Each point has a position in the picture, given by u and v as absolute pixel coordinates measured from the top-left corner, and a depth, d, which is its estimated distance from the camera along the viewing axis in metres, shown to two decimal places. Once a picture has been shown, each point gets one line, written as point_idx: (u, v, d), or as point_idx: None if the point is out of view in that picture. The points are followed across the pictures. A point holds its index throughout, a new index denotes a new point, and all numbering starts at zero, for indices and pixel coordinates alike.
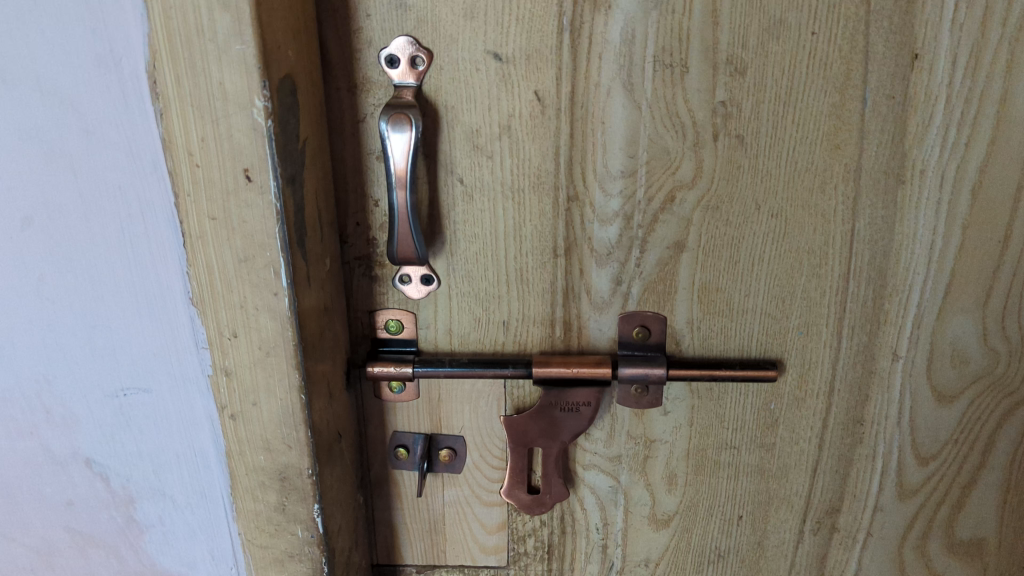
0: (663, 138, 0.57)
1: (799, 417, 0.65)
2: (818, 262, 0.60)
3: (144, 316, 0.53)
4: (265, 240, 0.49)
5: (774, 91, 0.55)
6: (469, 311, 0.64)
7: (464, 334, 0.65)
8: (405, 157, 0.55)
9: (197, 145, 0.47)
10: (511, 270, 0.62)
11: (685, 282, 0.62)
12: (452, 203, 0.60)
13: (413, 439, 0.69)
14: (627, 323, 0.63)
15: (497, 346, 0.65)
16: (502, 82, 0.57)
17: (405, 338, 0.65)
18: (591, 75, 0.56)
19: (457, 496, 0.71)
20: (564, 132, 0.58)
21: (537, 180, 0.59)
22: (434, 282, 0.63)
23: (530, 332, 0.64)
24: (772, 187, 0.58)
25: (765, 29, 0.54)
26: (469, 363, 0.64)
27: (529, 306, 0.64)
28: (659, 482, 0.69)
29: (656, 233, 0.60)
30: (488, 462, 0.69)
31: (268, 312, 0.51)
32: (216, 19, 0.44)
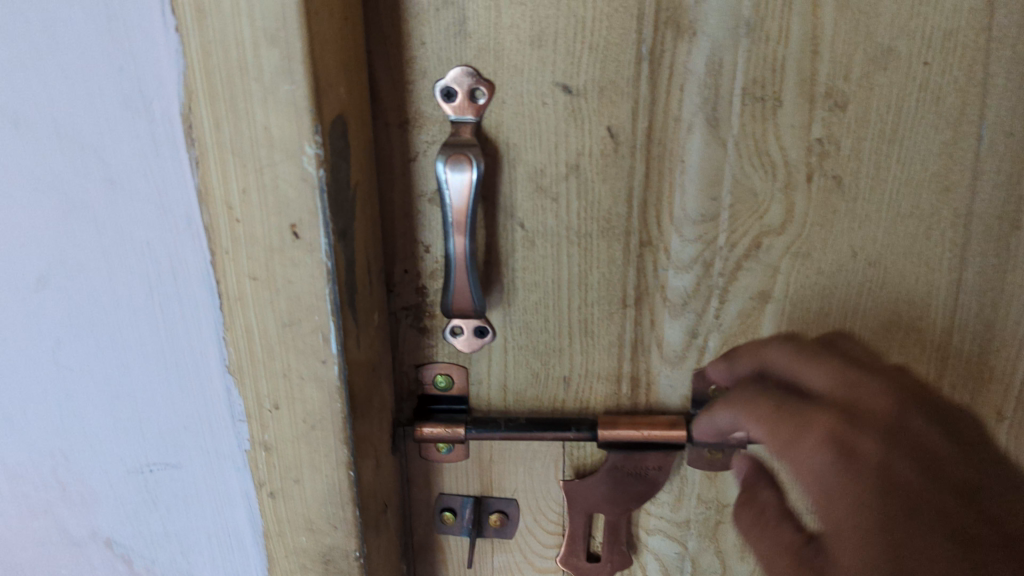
0: (751, 178, 0.51)
1: None
2: (919, 315, 0.54)
3: (175, 384, 0.47)
4: (313, 303, 0.43)
5: (879, 128, 0.49)
6: (526, 365, 0.58)
7: (519, 390, 0.59)
8: (467, 206, 0.50)
9: (238, 196, 0.41)
10: (575, 321, 0.56)
11: (768, 335, 0.56)
12: (512, 249, 0.55)
13: (461, 502, 0.63)
14: (701, 379, 0.57)
15: (556, 404, 0.59)
16: (571, 117, 0.51)
17: (455, 394, 0.59)
18: (671, 109, 0.50)
19: (508, 563, 0.65)
20: (638, 172, 0.52)
21: (606, 225, 0.53)
22: (488, 335, 0.56)
23: (594, 389, 0.58)
24: (870, 233, 0.52)
25: (870, 59, 0.48)
26: (527, 424, 0.58)
27: (593, 360, 0.57)
28: (731, 548, 0.63)
29: (738, 282, 0.54)
30: (544, 527, 0.63)
31: (314, 382, 0.44)
32: (262, 55, 0.38)
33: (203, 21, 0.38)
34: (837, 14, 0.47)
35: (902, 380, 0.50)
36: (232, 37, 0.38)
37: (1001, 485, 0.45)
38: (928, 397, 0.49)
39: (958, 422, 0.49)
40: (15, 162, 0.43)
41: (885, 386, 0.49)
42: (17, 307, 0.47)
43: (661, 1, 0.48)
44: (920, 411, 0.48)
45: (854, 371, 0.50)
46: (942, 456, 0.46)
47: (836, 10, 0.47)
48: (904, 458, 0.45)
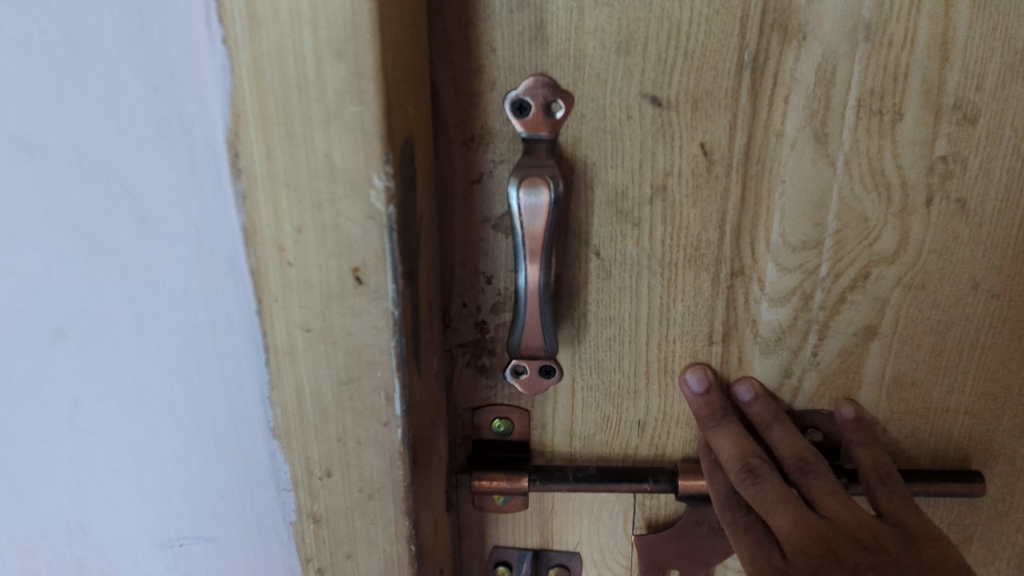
0: (861, 201, 0.45)
1: (998, 532, 0.53)
2: None
3: (213, 455, 0.44)
4: (375, 357, 0.37)
5: (1013, 144, 0.43)
6: (596, 409, 0.52)
7: (588, 436, 0.52)
8: (542, 227, 0.43)
9: (291, 237, 0.34)
10: (654, 358, 0.50)
11: (871, 375, 0.50)
12: (585, 280, 0.48)
13: (518, 555, 0.56)
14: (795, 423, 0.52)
15: (628, 450, 0.53)
16: (659, 132, 0.44)
17: (516, 441, 0.53)
18: (773, 123, 0.44)
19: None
20: (733, 193, 0.46)
21: (694, 253, 0.47)
22: (556, 374, 0.49)
23: (672, 434, 0.52)
24: (995, 262, 0.46)
25: (1007, 66, 0.42)
26: (598, 475, 0.51)
27: (673, 403, 0.51)
28: None
29: (841, 316, 0.48)
30: None
31: (374, 447, 0.39)
32: (326, 70, 0.31)
33: (255, 30, 0.31)
34: (973, 14, 0.41)
35: (861, 520, 0.45)
36: (289, 50, 0.31)
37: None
38: (891, 528, 0.46)
39: (933, 550, 0.46)
40: (27, 193, 0.38)
41: (831, 531, 0.45)
42: (29, 361, 0.42)
43: (768, 1, 0.41)
44: (862, 555, 0.44)
45: (799, 513, 0.45)
46: None
47: (972, 10, 0.41)
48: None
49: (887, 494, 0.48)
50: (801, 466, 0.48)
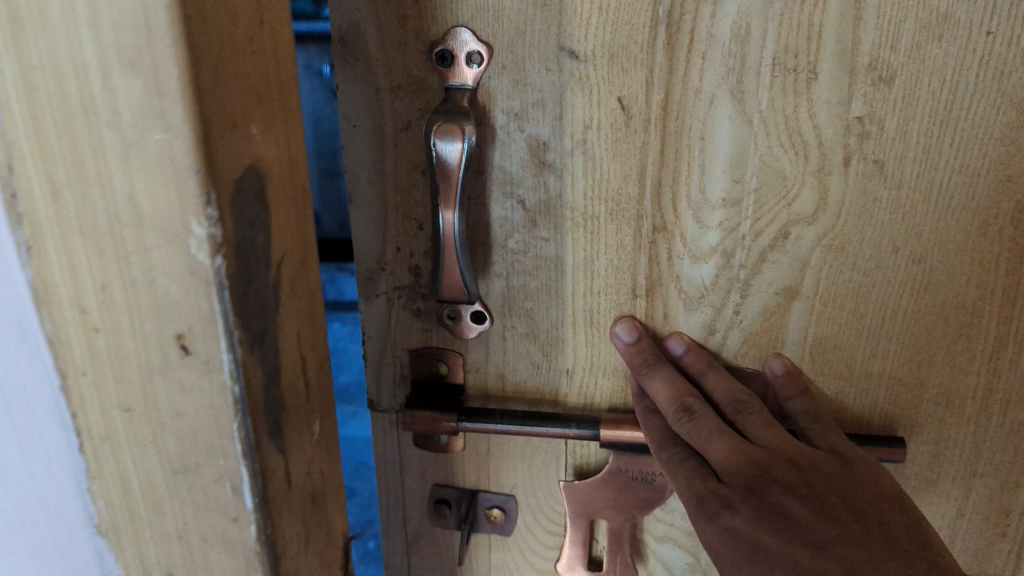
0: (779, 159, 0.45)
1: (928, 502, 0.53)
2: (969, 320, 0.48)
3: (26, 557, 0.38)
4: (214, 443, 0.32)
5: (930, 106, 0.43)
6: (526, 355, 0.53)
7: (519, 382, 0.54)
8: (458, 170, 0.45)
9: (96, 298, 0.30)
10: (580, 310, 0.51)
11: (794, 336, 0.50)
12: (511, 229, 0.50)
13: (456, 494, 0.59)
14: None
15: (558, 398, 0.54)
16: (577, 85, 0.45)
17: (452, 384, 0.55)
18: (690, 80, 0.45)
19: (506, 561, 0.61)
20: (652, 149, 0.47)
21: (614, 207, 0.48)
22: (486, 320, 0.52)
23: (600, 384, 0.54)
24: (915, 227, 0.46)
25: (922, 27, 0.41)
26: (525, 418, 0.53)
27: (600, 354, 0.53)
28: None
29: (761, 275, 0.49)
30: (544, 528, 0.59)
31: (221, 545, 0.35)
32: (118, 82, 0.27)
33: (21, 37, 0.27)
34: None
35: (794, 448, 0.46)
36: (67, 62, 0.27)
37: (904, 529, 0.44)
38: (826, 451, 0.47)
39: (866, 467, 0.46)
40: None
41: (764, 457, 0.46)
42: None
43: None
44: (793, 473, 0.45)
45: (734, 443, 0.46)
46: (842, 520, 0.44)
47: None
48: (776, 531, 0.44)
49: (817, 429, 0.49)
50: (738, 406, 0.49)
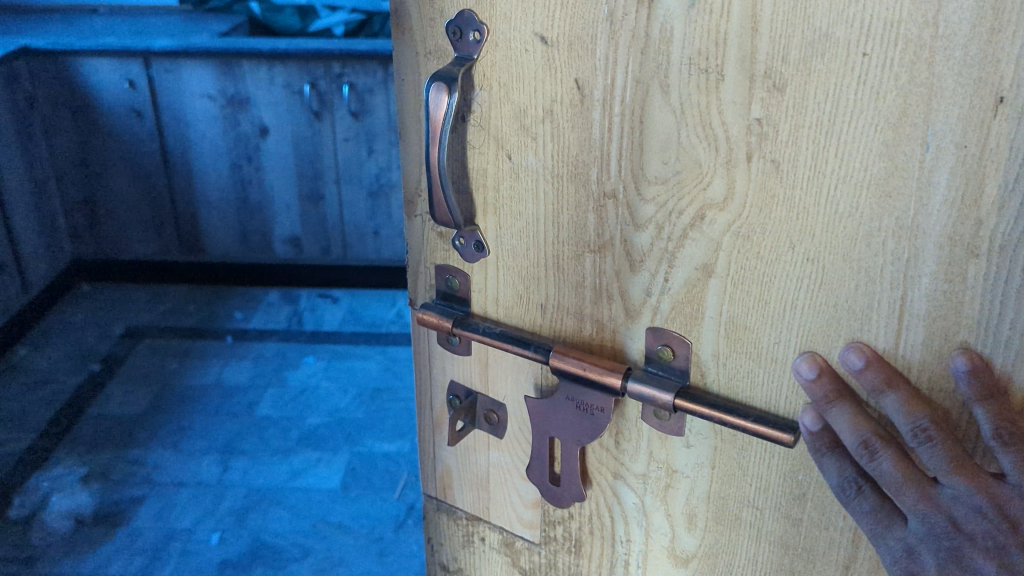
0: (695, 149, 0.52)
1: (830, 498, 0.58)
2: (859, 324, 0.52)
3: None
4: None
5: (816, 117, 0.48)
6: (513, 286, 0.65)
7: (508, 307, 0.66)
8: (440, 118, 0.57)
9: None
10: (549, 255, 0.62)
11: (711, 310, 0.57)
12: (502, 177, 0.61)
13: (464, 391, 0.72)
14: (654, 338, 0.60)
15: (536, 326, 0.66)
16: (546, 65, 0.56)
17: (461, 298, 0.68)
18: (631, 71, 0.53)
19: (501, 461, 0.73)
20: (603, 126, 0.55)
21: (574, 171, 0.58)
22: (485, 250, 0.65)
23: (564, 323, 0.64)
24: (808, 229, 0.51)
25: (807, 43, 0.47)
26: (499, 334, 0.65)
27: (564, 297, 0.63)
28: (679, 516, 0.65)
29: (684, 250, 0.56)
30: (525, 439, 0.70)
31: None
32: None
33: None
34: None
35: (986, 503, 0.49)
36: None
37: None
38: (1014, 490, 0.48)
39: None
40: None
41: (951, 515, 0.50)
42: None
43: None
44: (981, 524, 0.49)
45: (921, 489, 0.51)
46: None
47: None
48: None
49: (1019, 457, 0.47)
50: (919, 437, 0.50)
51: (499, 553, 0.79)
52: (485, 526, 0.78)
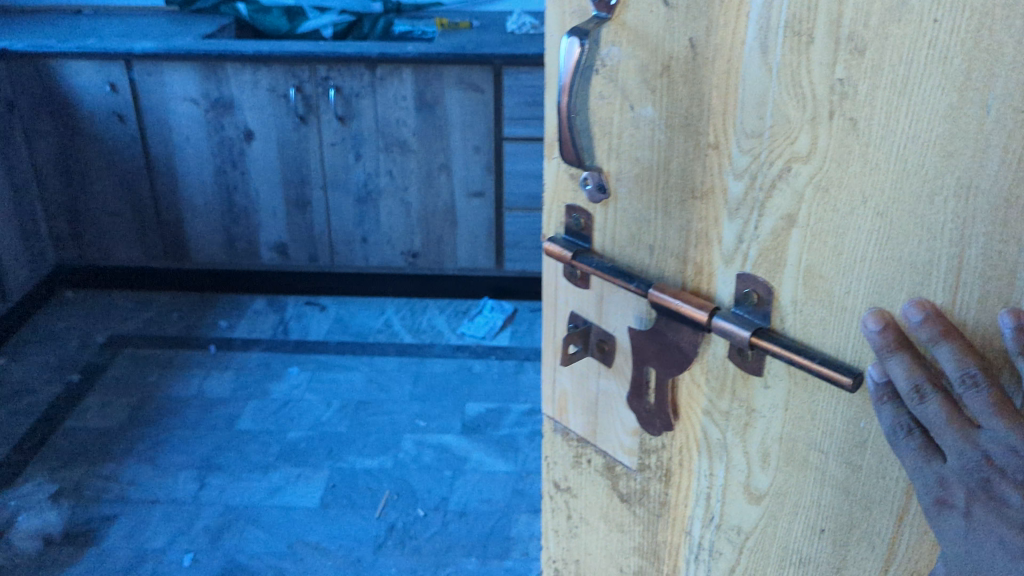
0: (786, 107, 0.60)
1: (888, 449, 0.63)
2: (921, 279, 0.58)
3: None
4: None
5: (890, 78, 0.54)
6: (627, 228, 0.73)
7: (621, 247, 0.75)
8: (570, 66, 0.64)
9: None
10: (659, 200, 0.70)
11: (793, 258, 0.63)
12: (624, 128, 0.69)
13: (576, 322, 0.81)
14: (741, 283, 0.67)
15: (644, 266, 0.74)
16: (667, 25, 0.64)
17: (584, 235, 0.77)
18: (738, 33, 0.61)
19: (609, 388, 0.82)
20: (711, 82, 0.64)
21: (684, 123, 0.66)
22: (604, 194, 0.73)
23: (668, 264, 0.72)
24: (879, 182, 0.57)
25: (887, 9, 0.53)
26: (609, 269, 0.75)
27: (670, 239, 0.71)
28: (755, 455, 0.72)
29: (772, 199, 0.63)
30: (627, 371, 0.79)
31: None
32: None
33: None
34: None
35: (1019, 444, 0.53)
36: None
37: None
38: None
39: None
40: None
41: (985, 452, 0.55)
42: None
43: None
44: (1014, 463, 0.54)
45: (962, 430, 0.56)
46: None
47: None
48: (985, 507, 0.57)
49: None
50: (965, 383, 0.55)
51: (601, 477, 0.89)
52: (592, 449, 0.88)
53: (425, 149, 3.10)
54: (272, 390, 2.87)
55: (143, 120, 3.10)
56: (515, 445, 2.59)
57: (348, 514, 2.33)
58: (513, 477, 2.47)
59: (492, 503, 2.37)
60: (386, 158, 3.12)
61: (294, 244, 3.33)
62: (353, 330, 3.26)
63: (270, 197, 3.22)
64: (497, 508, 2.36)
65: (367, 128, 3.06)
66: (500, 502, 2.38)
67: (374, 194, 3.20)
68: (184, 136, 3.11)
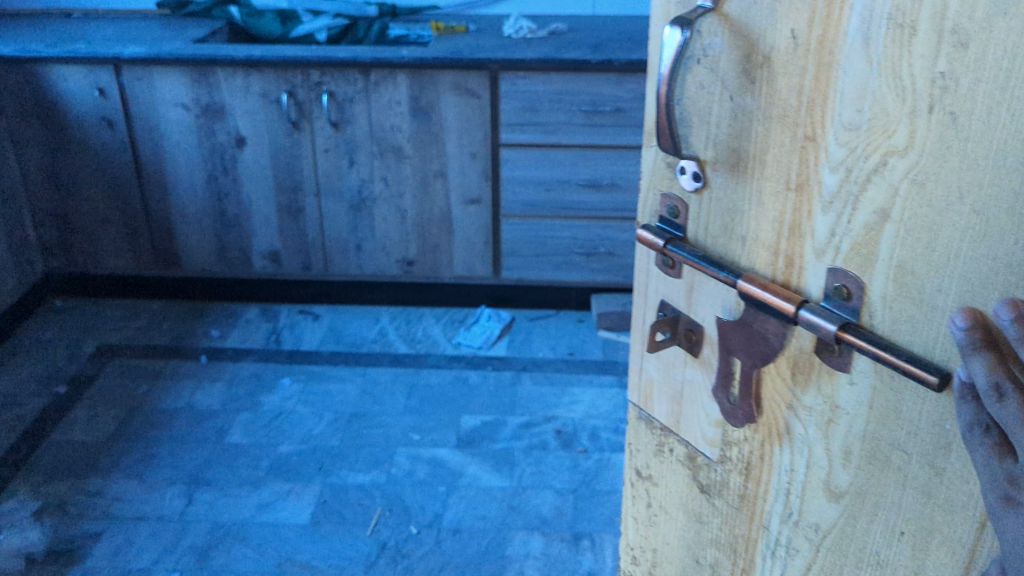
0: (886, 99, 0.56)
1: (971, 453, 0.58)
2: (1017, 281, 0.53)
3: None
4: None
5: (994, 72, 0.50)
6: (720, 218, 0.71)
7: (714, 236, 0.73)
8: (671, 57, 0.64)
9: None
10: (754, 189, 0.68)
11: (887, 254, 0.60)
12: (722, 117, 0.67)
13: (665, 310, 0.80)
14: (833, 278, 0.64)
15: (736, 258, 0.71)
16: (769, 14, 0.62)
17: (677, 223, 0.76)
18: (840, 23, 0.58)
19: (695, 377, 0.81)
20: (809, 72, 0.60)
21: (781, 113, 0.63)
22: (700, 182, 0.72)
23: (760, 255, 0.69)
24: (978, 179, 0.52)
25: None
26: (701, 258, 0.73)
27: (762, 229, 0.68)
28: (837, 452, 0.69)
29: (867, 193, 0.60)
30: (713, 361, 0.77)
31: None
32: None
33: None
34: None
35: None
36: None
37: None
38: None
39: None
40: None
41: None
42: None
43: None
44: None
45: None
46: None
47: None
48: None
49: None
50: None
51: (683, 467, 0.88)
52: (675, 439, 0.87)
53: (420, 155, 3.04)
54: (264, 402, 2.81)
55: (132, 126, 3.03)
56: (513, 461, 2.53)
57: (339, 532, 2.27)
58: (508, 494, 2.39)
59: (486, 521, 2.30)
60: (380, 164, 3.06)
61: (287, 251, 3.27)
62: (345, 341, 3.19)
63: (262, 203, 3.16)
64: (491, 526, 2.29)
65: (363, 134, 3.01)
66: (494, 520, 2.30)
67: (368, 202, 3.14)
68: (176, 142, 3.05)
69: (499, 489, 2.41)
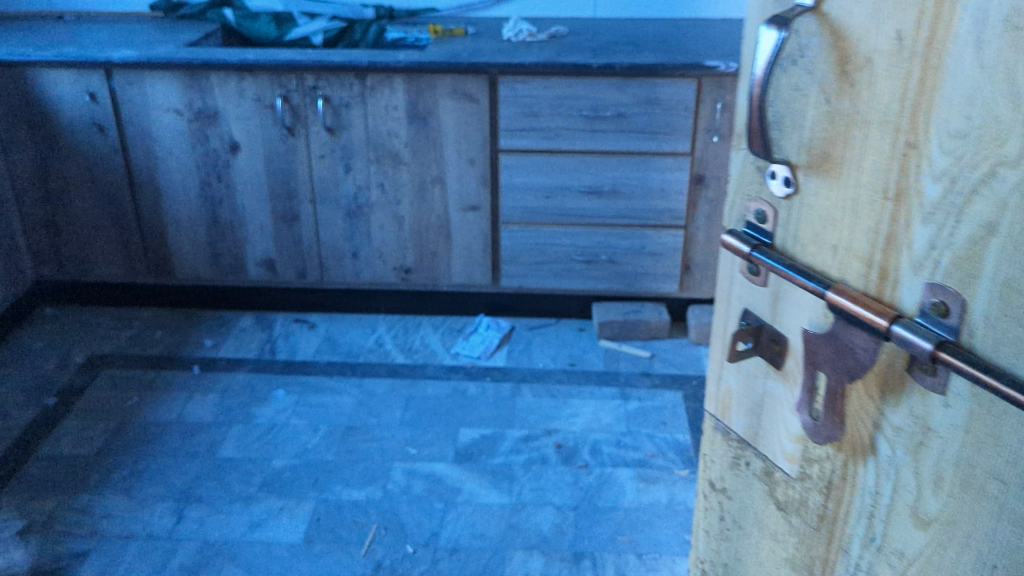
0: (998, 106, 0.51)
1: None
2: None
3: None
4: None
5: None
6: (811, 226, 0.68)
7: (803, 244, 0.69)
8: (766, 58, 0.62)
9: None
10: (848, 198, 0.64)
11: (991, 271, 0.54)
12: (816, 122, 0.64)
13: (750, 318, 0.78)
14: (931, 293, 0.59)
15: (826, 267, 0.67)
16: (874, 15, 0.58)
17: (764, 229, 0.73)
18: (948, 23, 0.54)
19: (777, 389, 0.78)
20: (915, 76, 0.56)
21: (883, 118, 0.59)
22: (791, 189, 0.68)
23: (852, 267, 0.65)
24: None
25: None
26: (787, 267, 0.69)
27: (856, 240, 0.64)
28: (927, 475, 0.64)
29: (973, 205, 0.55)
30: (798, 374, 0.74)
31: None
32: None
33: None
34: None
35: None
36: None
37: None
38: None
39: None
40: None
41: None
42: None
43: None
44: None
45: None
46: None
47: None
48: None
49: None
50: None
51: (760, 482, 0.85)
52: (752, 452, 0.85)
53: (418, 161, 2.97)
54: (256, 414, 2.73)
55: (124, 131, 2.95)
56: (511, 476, 2.45)
57: (334, 551, 2.19)
58: (507, 511, 2.32)
59: (486, 539, 2.23)
60: (377, 171, 2.99)
61: (281, 259, 3.19)
62: (342, 351, 3.11)
63: (257, 210, 3.09)
64: (491, 544, 2.22)
65: (357, 139, 2.94)
66: (493, 538, 2.23)
67: (365, 208, 3.07)
68: (168, 148, 2.98)
69: (499, 506, 2.35)
